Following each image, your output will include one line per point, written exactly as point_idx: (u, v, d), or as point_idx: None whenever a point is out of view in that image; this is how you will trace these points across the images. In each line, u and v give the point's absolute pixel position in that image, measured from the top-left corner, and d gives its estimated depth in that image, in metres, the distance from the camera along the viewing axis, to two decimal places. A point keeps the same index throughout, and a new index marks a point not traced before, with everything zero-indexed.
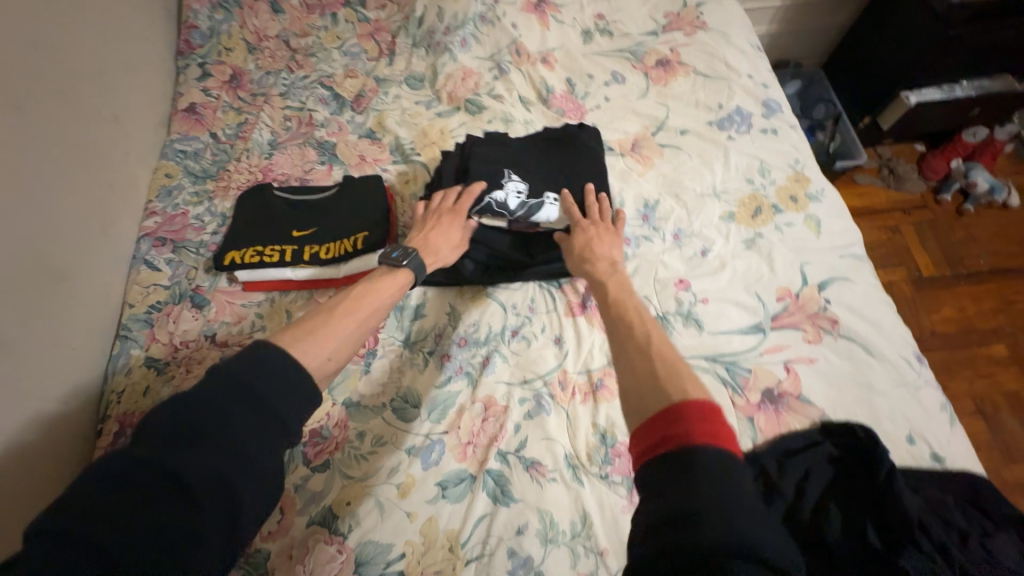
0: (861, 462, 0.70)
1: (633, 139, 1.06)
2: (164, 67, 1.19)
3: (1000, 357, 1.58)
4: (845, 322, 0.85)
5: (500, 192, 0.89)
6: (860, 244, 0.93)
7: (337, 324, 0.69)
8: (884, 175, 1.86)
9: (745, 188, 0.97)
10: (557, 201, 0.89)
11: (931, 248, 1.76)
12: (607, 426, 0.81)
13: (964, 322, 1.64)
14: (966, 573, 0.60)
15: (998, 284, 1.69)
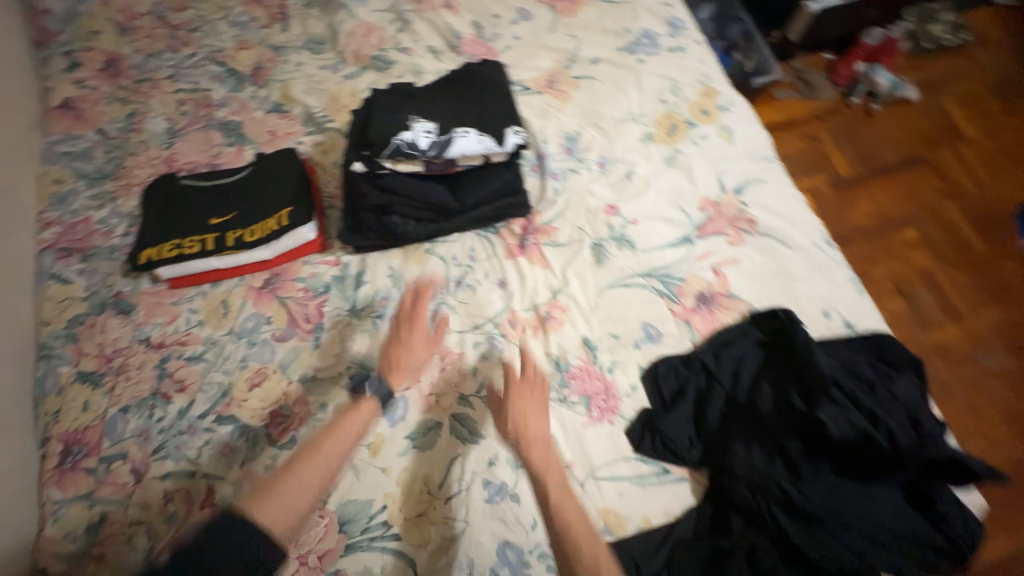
0: (783, 341, 0.78)
1: (548, 75, 1.05)
2: (23, 63, 1.06)
3: (912, 241, 1.75)
4: (763, 220, 0.91)
5: (406, 133, 0.83)
6: (769, 146, 0.98)
7: (302, 487, 0.68)
8: (799, 88, 1.96)
9: (659, 108, 1.00)
10: (469, 133, 0.84)
11: (846, 150, 1.88)
12: (560, 354, 0.84)
13: (879, 214, 1.79)
14: (874, 414, 0.68)
15: (906, 173, 1.85)
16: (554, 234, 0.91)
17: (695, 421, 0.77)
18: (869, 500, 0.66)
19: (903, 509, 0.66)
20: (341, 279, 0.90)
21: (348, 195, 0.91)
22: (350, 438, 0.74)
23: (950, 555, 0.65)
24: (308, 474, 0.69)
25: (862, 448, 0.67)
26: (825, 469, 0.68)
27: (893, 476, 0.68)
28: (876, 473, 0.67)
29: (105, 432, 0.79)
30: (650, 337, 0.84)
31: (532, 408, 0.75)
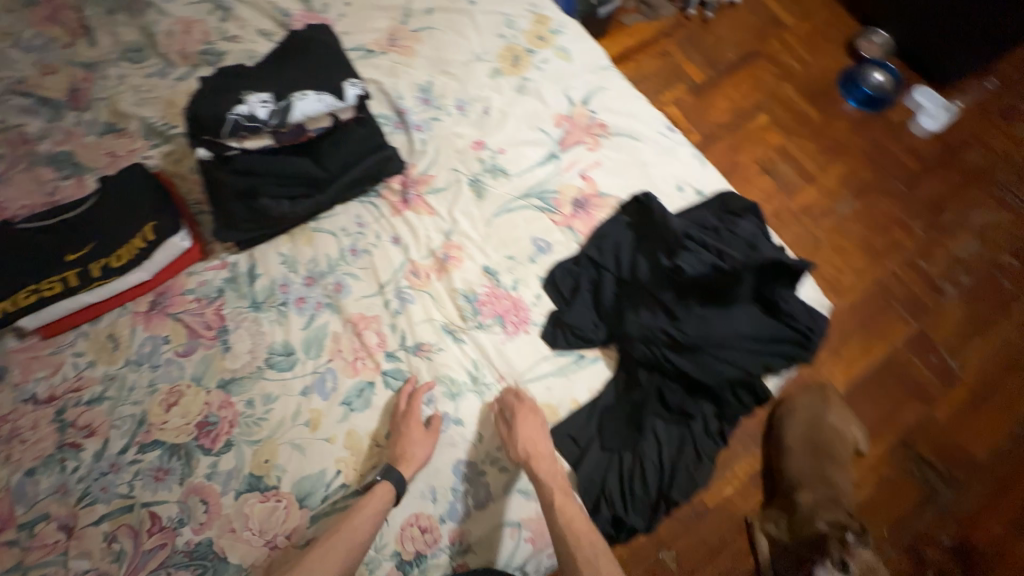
0: (647, 217, 0.89)
1: (388, 34, 1.07)
2: None
3: (766, 125, 1.98)
4: (611, 123, 1.01)
5: (242, 107, 0.82)
6: (603, 57, 1.08)
7: (324, 555, 0.67)
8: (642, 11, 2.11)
9: (499, 44, 1.06)
10: (306, 94, 0.84)
11: (694, 58, 2.06)
12: (466, 287, 0.89)
13: (734, 108, 2.00)
14: (722, 251, 0.81)
15: (747, 67, 2.07)
16: (432, 182, 0.95)
17: (595, 305, 0.86)
18: (736, 318, 0.79)
19: (760, 318, 0.80)
20: (234, 278, 0.88)
21: (211, 194, 0.87)
22: (369, 524, 0.69)
23: (801, 341, 0.81)
24: (326, 563, 0.65)
25: (720, 280, 0.79)
26: (699, 307, 0.80)
27: (749, 295, 0.81)
28: (737, 298, 0.80)
29: (15, 500, 0.74)
30: (542, 249, 0.92)
31: (537, 434, 0.76)
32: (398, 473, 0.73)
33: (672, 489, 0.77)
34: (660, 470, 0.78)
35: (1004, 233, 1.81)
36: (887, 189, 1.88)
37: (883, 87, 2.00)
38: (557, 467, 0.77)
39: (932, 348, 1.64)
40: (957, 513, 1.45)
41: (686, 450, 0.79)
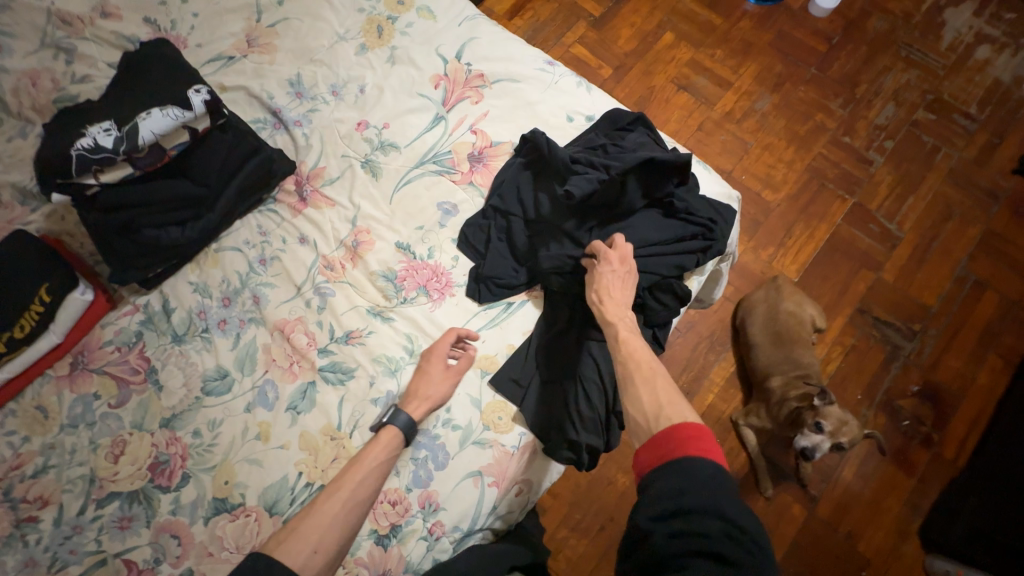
0: (539, 153, 0.90)
1: (245, 36, 1.02)
2: None
3: (673, 43, 1.94)
4: (489, 71, 1.00)
5: (86, 138, 0.79)
6: (469, 8, 1.05)
7: (331, 509, 0.70)
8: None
9: (360, 18, 1.03)
10: (150, 112, 0.81)
11: None
12: (384, 267, 0.89)
13: (638, 32, 1.95)
14: (609, 167, 0.82)
15: None
16: (326, 173, 0.94)
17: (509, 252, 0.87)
18: (637, 228, 0.83)
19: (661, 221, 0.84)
20: (150, 319, 0.87)
21: (96, 240, 0.84)
22: (375, 477, 0.73)
23: (707, 233, 0.84)
24: (332, 520, 0.69)
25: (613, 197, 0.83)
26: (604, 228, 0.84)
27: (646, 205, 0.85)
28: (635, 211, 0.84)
29: None
30: (448, 212, 0.92)
31: (610, 283, 0.77)
32: (407, 416, 0.76)
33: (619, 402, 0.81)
34: (604, 389, 0.81)
35: (916, 91, 1.85)
36: (800, 76, 1.89)
37: None
38: (505, 411, 0.80)
39: (871, 217, 1.70)
40: (921, 362, 1.52)
41: None
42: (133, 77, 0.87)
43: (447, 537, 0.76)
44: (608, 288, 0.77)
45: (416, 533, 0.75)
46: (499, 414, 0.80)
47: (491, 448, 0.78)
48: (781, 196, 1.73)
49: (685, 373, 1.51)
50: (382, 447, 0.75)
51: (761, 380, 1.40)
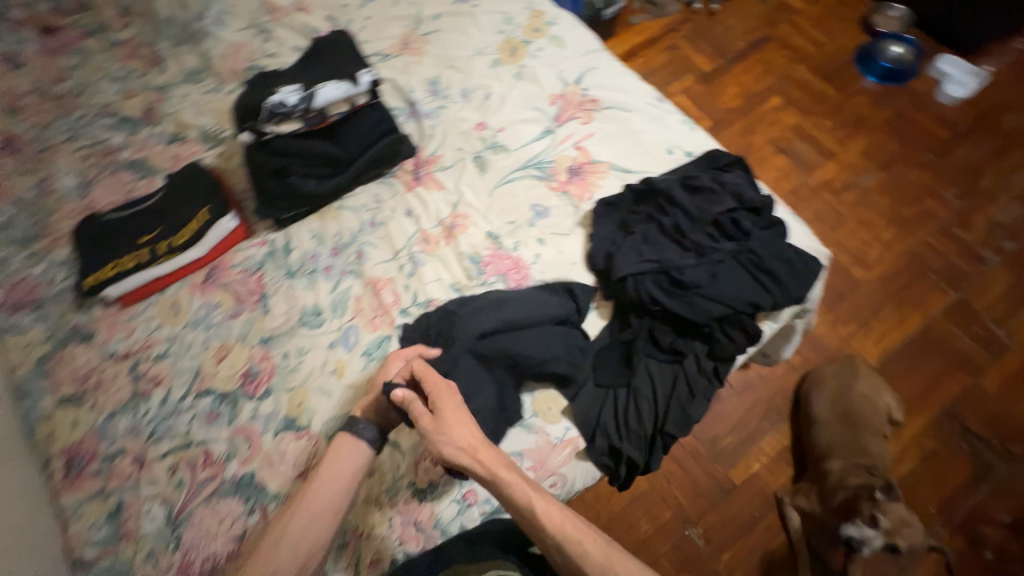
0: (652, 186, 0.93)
1: (402, 39, 1.21)
2: None
3: (778, 106, 1.95)
4: (602, 98, 1.09)
5: (276, 96, 0.96)
6: (595, 42, 1.17)
7: (297, 529, 0.72)
8: (648, 9, 2.20)
9: (499, 38, 1.17)
10: (330, 83, 0.98)
11: (702, 48, 2.09)
12: (472, 250, 0.98)
13: (745, 92, 1.99)
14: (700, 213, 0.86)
15: (756, 53, 2.06)
16: (441, 161, 1.06)
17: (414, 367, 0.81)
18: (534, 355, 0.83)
19: (617, 331, 0.88)
20: (273, 253, 1.02)
21: (254, 179, 1.01)
22: (338, 487, 0.75)
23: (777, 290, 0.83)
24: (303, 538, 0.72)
25: (688, 224, 0.86)
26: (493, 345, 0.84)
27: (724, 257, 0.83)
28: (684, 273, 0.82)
29: (98, 438, 0.87)
30: (540, 214, 1.00)
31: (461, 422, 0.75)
32: (371, 432, 0.79)
33: (667, 424, 0.81)
34: (654, 406, 0.82)
35: None
36: (914, 157, 1.81)
37: (903, 59, 1.95)
38: (556, 404, 0.83)
39: (975, 317, 1.55)
40: (1016, 489, 1.34)
41: (679, 386, 0.83)
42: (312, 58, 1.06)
43: (477, 507, 0.79)
44: (478, 440, 0.74)
45: (449, 495, 0.79)
46: (548, 404, 0.83)
47: (536, 434, 0.81)
48: (872, 275, 1.63)
49: (731, 435, 1.44)
50: (344, 455, 0.77)
51: (819, 460, 1.30)
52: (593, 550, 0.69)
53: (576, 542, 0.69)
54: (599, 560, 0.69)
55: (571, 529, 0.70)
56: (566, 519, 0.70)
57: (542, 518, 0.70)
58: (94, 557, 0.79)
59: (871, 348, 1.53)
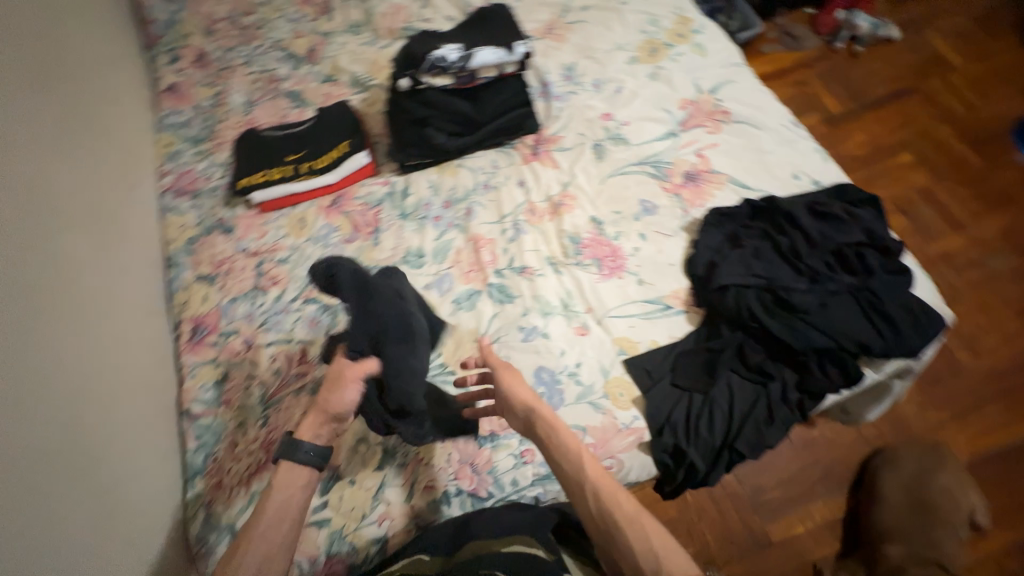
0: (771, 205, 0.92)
1: (547, 25, 1.27)
2: (137, 57, 1.35)
3: (908, 163, 1.80)
4: (734, 111, 1.08)
5: (440, 50, 1.02)
6: (738, 56, 1.16)
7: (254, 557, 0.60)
8: (785, 40, 2.08)
9: (641, 37, 1.20)
10: (488, 47, 1.03)
11: (835, 89, 1.96)
12: (574, 230, 1.02)
13: (872, 143, 1.85)
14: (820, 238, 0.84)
15: (894, 105, 1.91)
16: (560, 142, 1.11)
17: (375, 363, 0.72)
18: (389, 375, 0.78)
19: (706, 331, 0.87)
20: (392, 194, 1.11)
21: (394, 126, 1.11)
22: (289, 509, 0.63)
23: (895, 338, 0.77)
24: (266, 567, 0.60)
25: (807, 249, 0.85)
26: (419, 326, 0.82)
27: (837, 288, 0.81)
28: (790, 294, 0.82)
29: (222, 315, 1.00)
30: (647, 210, 1.01)
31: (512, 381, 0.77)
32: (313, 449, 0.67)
33: (738, 440, 0.79)
34: (728, 420, 0.80)
35: None
36: None
37: None
38: (628, 391, 0.84)
39: None
40: None
41: (760, 407, 0.80)
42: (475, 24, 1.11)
43: (533, 467, 0.82)
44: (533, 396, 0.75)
45: (508, 448, 0.83)
46: (621, 390, 0.84)
47: (603, 414, 0.82)
48: (981, 363, 1.47)
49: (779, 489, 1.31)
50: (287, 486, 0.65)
51: (873, 541, 1.19)
52: (630, 532, 0.59)
53: (611, 518, 0.61)
54: (637, 547, 0.58)
55: (609, 498, 0.62)
56: (605, 487, 0.63)
57: (579, 482, 0.64)
58: (201, 412, 0.91)
59: (962, 440, 1.38)
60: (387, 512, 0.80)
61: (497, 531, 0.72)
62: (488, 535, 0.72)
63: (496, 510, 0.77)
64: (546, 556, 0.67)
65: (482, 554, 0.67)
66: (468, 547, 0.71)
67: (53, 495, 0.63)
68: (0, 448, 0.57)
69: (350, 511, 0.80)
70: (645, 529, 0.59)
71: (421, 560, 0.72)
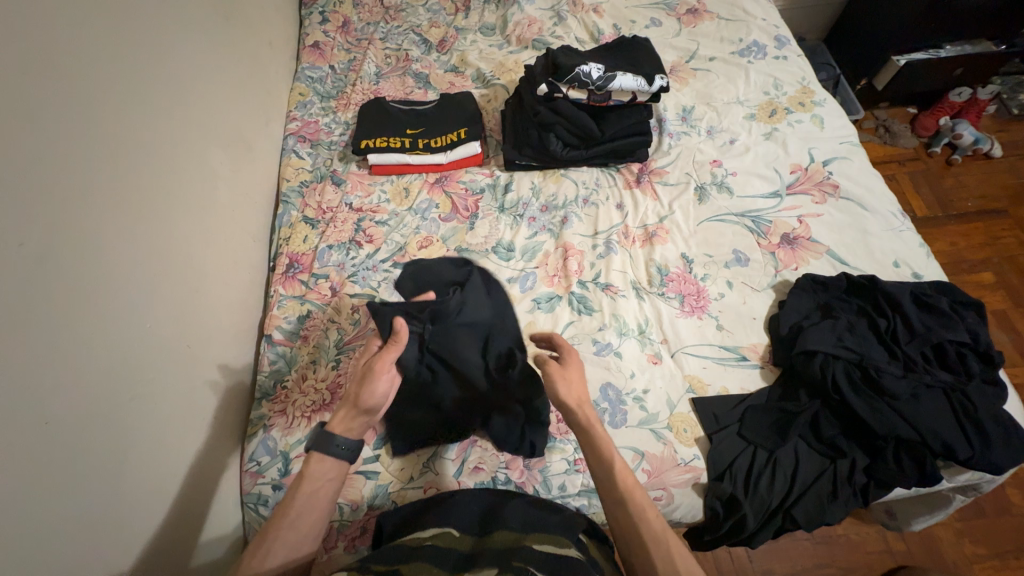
0: (865, 285, 0.92)
1: (672, 66, 1.32)
2: (293, 13, 1.48)
3: (986, 283, 1.53)
4: (844, 187, 1.09)
5: (585, 66, 1.09)
6: (856, 135, 1.17)
7: (295, 521, 0.64)
8: (879, 134, 1.81)
9: (762, 97, 1.24)
10: (628, 73, 1.09)
11: (925, 194, 1.70)
12: (662, 262, 1.03)
13: (954, 253, 1.58)
14: (912, 327, 0.85)
15: (986, 223, 1.63)
16: (665, 176, 1.14)
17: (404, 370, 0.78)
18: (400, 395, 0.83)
19: (783, 392, 0.87)
20: (493, 187, 1.16)
21: (517, 127, 1.18)
22: (326, 491, 0.67)
23: (977, 450, 0.77)
24: (298, 536, 0.64)
25: (905, 336, 0.86)
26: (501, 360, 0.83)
27: (927, 380, 0.81)
28: (873, 373, 0.82)
29: (316, 258, 1.05)
30: (739, 260, 1.02)
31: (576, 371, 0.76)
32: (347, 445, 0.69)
33: (795, 507, 0.78)
34: (789, 484, 0.80)
35: None
36: None
37: None
38: (692, 429, 0.84)
39: None
40: None
41: (824, 481, 0.80)
42: (614, 49, 1.19)
43: (583, 478, 0.82)
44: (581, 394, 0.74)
45: (562, 453, 0.83)
46: (684, 426, 0.84)
47: (664, 445, 0.83)
48: None
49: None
50: (320, 477, 0.67)
51: None
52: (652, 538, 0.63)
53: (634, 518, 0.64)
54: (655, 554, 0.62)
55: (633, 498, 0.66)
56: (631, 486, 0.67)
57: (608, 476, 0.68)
58: (281, 340, 0.96)
59: None
60: (434, 481, 0.81)
61: (524, 528, 0.67)
62: (516, 527, 0.68)
63: (522, 506, 0.72)
64: (576, 557, 0.63)
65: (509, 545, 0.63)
66: (497, 536, 0.65)
67: (138, 381, 0.68)
68: (97, 327, 0.62)
69: (399, 470, 0.83)
70: (665, 541, 0.63)
71: (452, 533, 0.66)
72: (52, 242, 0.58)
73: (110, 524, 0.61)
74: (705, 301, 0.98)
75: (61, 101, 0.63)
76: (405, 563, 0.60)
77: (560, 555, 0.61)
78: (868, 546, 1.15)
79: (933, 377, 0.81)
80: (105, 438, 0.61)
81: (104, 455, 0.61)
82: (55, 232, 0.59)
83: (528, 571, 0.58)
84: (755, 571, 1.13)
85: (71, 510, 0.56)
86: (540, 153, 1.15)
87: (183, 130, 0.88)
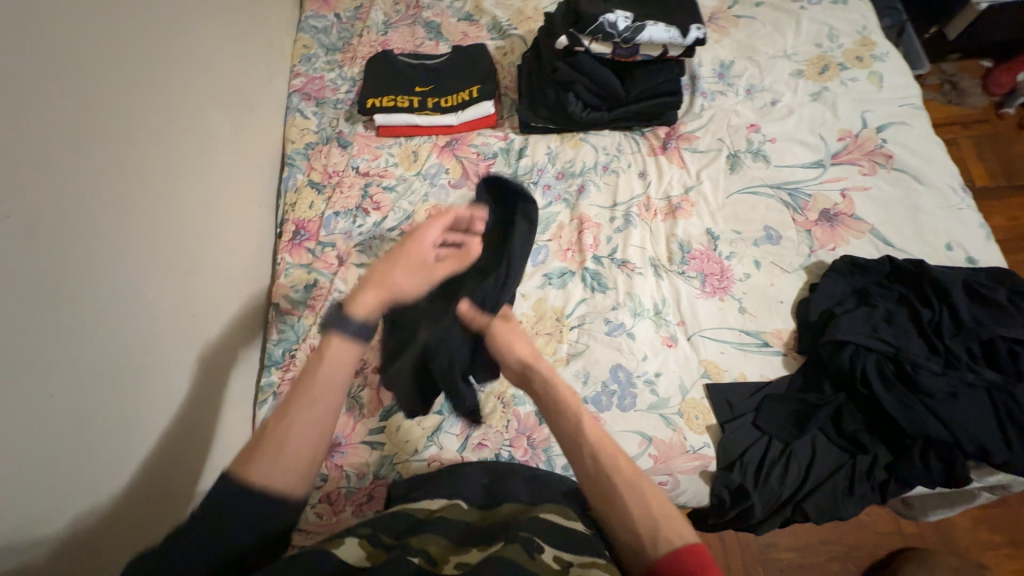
0: (910, 271, 0.84)
1: (711, 13, 1.17)
2: None
3: None
4: (898, 157, 0.97)
5: (610, 14, 0.97)
6: (919, 97, 1.03)
7: (302, 419, 0.55)
8: (945, 91, 1.60)
9: (813, 51, 1.09)
10: (658, 22, 0.97)
11: (988, 162, 1.52)
12: (685, 237, 0.96)
13: (1015, 230, 1.43)
14: (962, 321, 0.78)
15: None
16: (695, 142, 1.04)
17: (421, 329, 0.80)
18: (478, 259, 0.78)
19: (806, 383, 0.82)
20: (506, 152, 1.09)
21: (535, 85, 1.09)
22: (336, 380, 0.58)
23: (1016, 454, 0.71)
24: (299, 433, 0.54)
25: (950, 329, 0.79)
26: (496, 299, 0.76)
27: (967, 377, 0.75)
28: (904, 367, 0.76)
29: (322, 225, 1.03)
30: (770, 238, 0.94)
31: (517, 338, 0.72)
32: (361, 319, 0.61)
33: (806, 500, 0.76)
34: (802, 476, 0.77)
35: None
36: None
37: None
38: (705, 416, 0.81)
39: None
40: None
41: (841, 475, 0.76)
42: None
43: None
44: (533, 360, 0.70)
45: None
46: (697, 413, 0.81)
47: (673, 431, 0.80)
48: None
49: (795, 556, 1.10)
50: (334, 362, 0.59)
51: None
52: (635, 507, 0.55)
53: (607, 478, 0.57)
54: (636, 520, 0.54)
55: (607, 463, 0.58)
56: (603, 453, 0.59)
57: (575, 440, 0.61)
58: (288, 309, 0.95)
59: None
60: (438, 455, 0.81)
61: (533, 501, 0.65)
62: (523, 499, 0.65)
63: (522, 483, 0.69)
64: (583, 529, 0.60)
65: (517, 517, 0.60)
66: (504, 508, 0.63)
67: (144, 354, 0.69)
68: (101, 303, 0.62)
69: (403, 442, 0.83)
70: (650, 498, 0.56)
71: (460, 505, 0.64)
72: (58, 217, 0.58)
73: (118, 488, 0.63)
74: (727, 281, 0.91)
75: (53, 65, 0.59)
76: (413, 534, 0.57)
77: (567, 527, 0.59)
78: (879, 527, 1.12)
79: (975, 375, 0.75)
80: (107, 408, 0.62)
81: (111, 422, 0.62)
82: (57, 207, 0.58)
83: (538, 544, 0.55)
84: (759, 544, 1.12)
85: (76, 476, 0.57)
86: (560, 115, 1.06)
87: (180, 88, 0.84)
